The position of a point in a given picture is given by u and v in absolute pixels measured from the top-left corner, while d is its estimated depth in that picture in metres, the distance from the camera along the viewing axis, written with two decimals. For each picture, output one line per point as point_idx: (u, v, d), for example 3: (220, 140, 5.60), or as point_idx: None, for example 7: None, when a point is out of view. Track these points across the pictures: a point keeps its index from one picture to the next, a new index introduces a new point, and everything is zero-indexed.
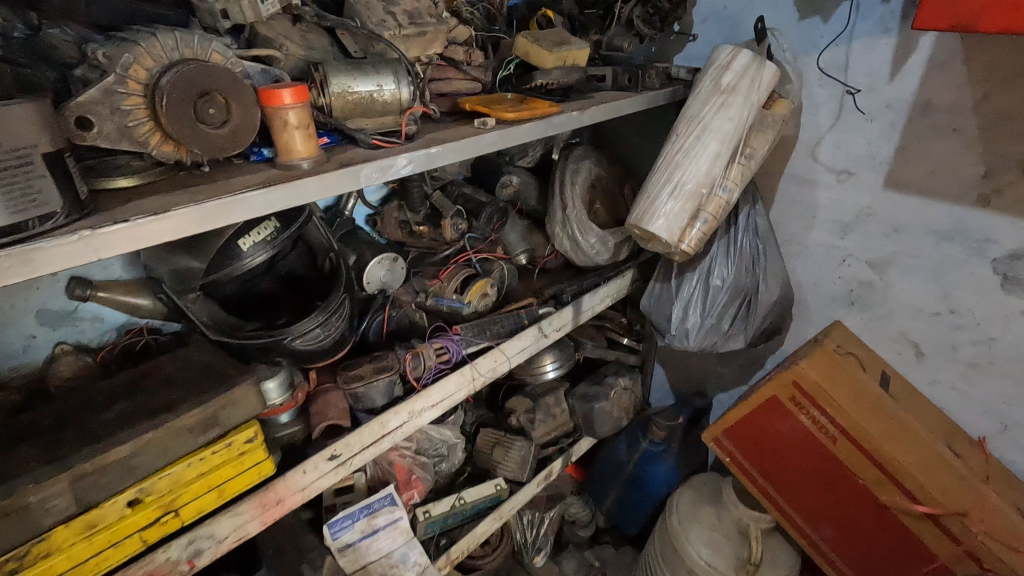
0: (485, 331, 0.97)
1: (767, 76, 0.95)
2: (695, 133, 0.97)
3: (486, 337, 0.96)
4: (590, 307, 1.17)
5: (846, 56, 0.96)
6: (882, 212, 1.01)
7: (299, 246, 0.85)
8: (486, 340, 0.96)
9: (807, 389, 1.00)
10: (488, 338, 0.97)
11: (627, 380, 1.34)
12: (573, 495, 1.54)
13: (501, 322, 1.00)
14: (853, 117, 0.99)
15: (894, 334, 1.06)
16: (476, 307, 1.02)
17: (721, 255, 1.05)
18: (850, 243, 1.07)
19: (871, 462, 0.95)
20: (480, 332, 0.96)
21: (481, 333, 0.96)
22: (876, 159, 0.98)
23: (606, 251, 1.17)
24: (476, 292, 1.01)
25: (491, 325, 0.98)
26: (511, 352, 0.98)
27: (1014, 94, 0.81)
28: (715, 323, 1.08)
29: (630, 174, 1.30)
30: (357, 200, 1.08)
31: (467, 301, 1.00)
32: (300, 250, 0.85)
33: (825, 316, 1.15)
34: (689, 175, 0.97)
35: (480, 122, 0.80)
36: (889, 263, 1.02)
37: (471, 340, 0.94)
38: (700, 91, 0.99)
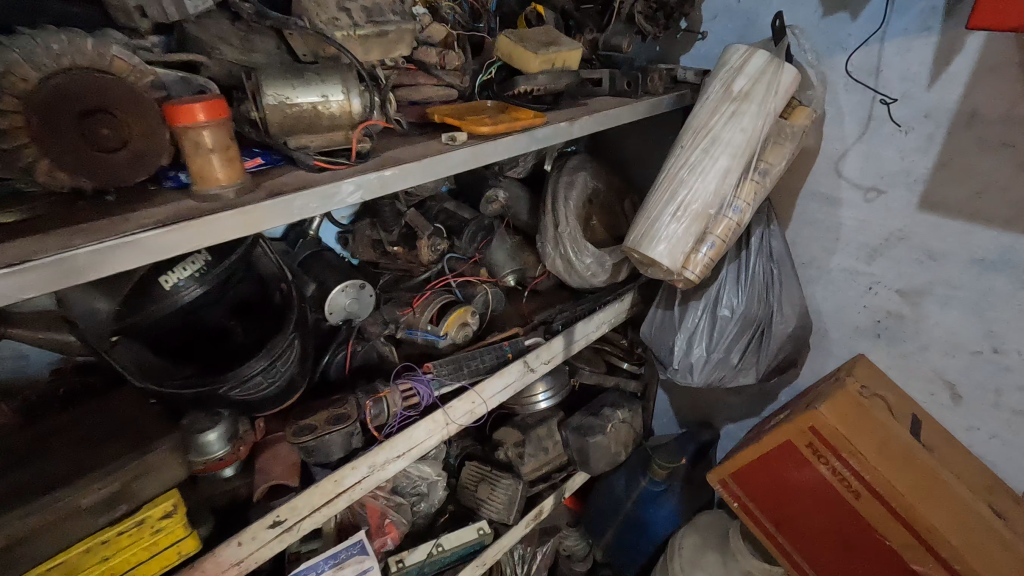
0: (461, 368, 0.86)
1: (786, 80, 0.84)
2: (703, 145, 0.86)
3: (464, 375, 0.86)
4: (584, 335, 1.05)
5: (878, 57, 0.84)
6: (916, 235, 0.88)
7: (250, 273, 0.74)
8: (464, 379, 0.86)
9: (828, 436, 0.88)
10: (466, 376, 0.86)
11: (626, 412, 1.23)
12: (568, 528, 1.38)
13: (481, 357, 0.90)
14: (885, 127, 0.86)
15: (927, 372, 0.94)
16: (455, 340, 0.91)
17: (730, 281, 0.94)
18: (878, 269, 0.94)
19: (900, 523, 0.83)
20: (457, 370, 0.86)
21: (458, 369, 0.86)
22: (910, 176, 0.86)
23: (603, 272, 1.06)
24: (454, 324, 0.89)
25: (468, 360, 0.88)
26: (491, 393, 0.88)
27: None
28: (723, 357, 0.96)
29: (631, 186, 1.18)
30: (325, 217, 0.98)
31: (444, 333, 0.89)
32: (249, 278, 0.74)
33: (847, 349, 1.03)
34: (696, 194, 0.85)
35: (449, 136, 0.69)
36: (923, 294, 0.90)
37: (444, 380, 0.84)
38: (709, 98, 0.87)
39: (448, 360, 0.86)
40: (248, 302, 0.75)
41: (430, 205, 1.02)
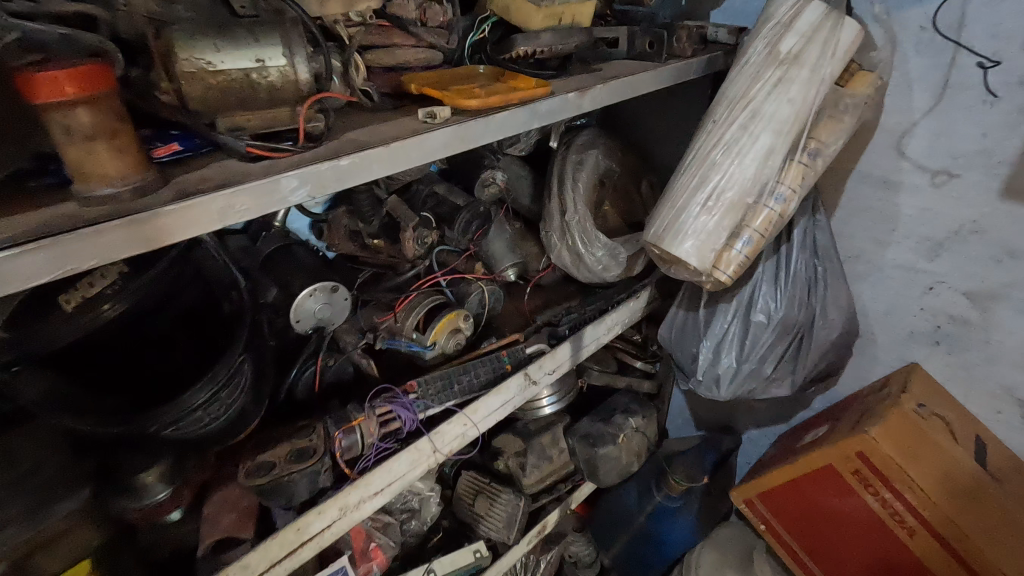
0: (449, 387, 0.74)
1: (845, 39, 0.68)
2: (741, 120, 0.71)
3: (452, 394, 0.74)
4: (594, 340, 0.92)
5: (961, 10, 0.68)
6: (994, 228, 0.73)
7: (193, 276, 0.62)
8: (452, 400, 0.74)
9: (879, 464, 0.76)
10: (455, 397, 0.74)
11: (639, 420, 1.11)
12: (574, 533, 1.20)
13: (473, 371, 0.77)
14: (963, 97, 0.71)
15: (993, 387, 0.81)
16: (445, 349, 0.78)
17: (768, 282, 0.79)
18: (941, 266, 0.80)
19: (963, 567, 0.71)
20: (443, 390, 0.73)
21: (446, 388, 0.74)
22: (992, 157, 0.71)
23: (617, 266, 0.93)
24: (444, 332, 0.77)
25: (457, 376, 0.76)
26: (484, 415, 0.76)
27: None
28: (755, 367, 0.83)
29: (650, 166, 1.03)
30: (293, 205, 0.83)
31: (432, 342, 0.77)
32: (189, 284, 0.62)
33: (896, 356, 0.89)
34: (731, 179, 0.71)
35: (427, 111, 0.54)
36: (996, 298, 0.76)
37: (429, 400, 0.72)
38: (750, 61, 0.72)
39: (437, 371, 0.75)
40: (191, 310, 0.62)
41: (417, 189, 0.88)
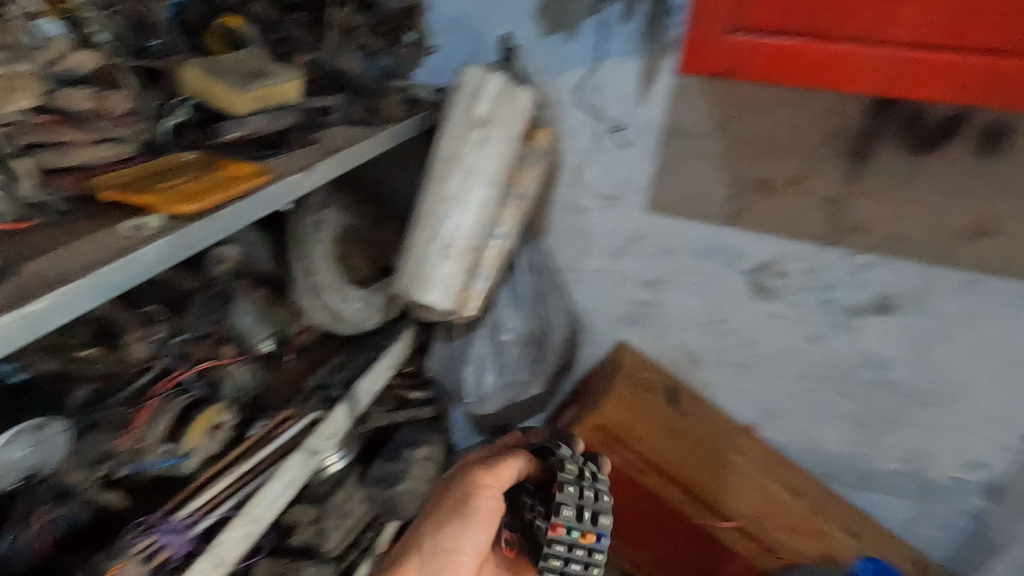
0: (570, 522, 0.69)
1: (522, 104, 0.82)
2: (457, 176, 0.81)
3: (570, 546, 0.69)
4: (367, 391, 0.93)
5: (595, 79, 0.88)
6: (648, 235, 0.99)
7: None
8: (518, 470, 0.77)
9: (612, 429, 0.98)
10: (566, 525, 0.68)
11: (425, 448, 1.19)
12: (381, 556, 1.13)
13: (563, 559, 0.70)
14: (611, 145, 0.93)
15: (673, 345, 1.09)
16: (580, 462, 0.77)
17: (507, 305, 0.94)
18: (625, 266, 1.04)
19: (676, 485, 0.98)
20: (577, 493, 0.71)
21: (598, 498, 0.71)
22: (636, 184, 0.95)
23: (375, 313, 0.98)
24: (561, 449, 0.78)
25: (596, 501, 0.71)
26: (551, 547, 0.69)
27: (747, 121, 0.85)
28: (512, 378, 0.97)
29: (386, 213, 1.09)
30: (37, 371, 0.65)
31: (581, 455, 0.80)
32: None
33: (611, 338, 1.13)
34: (458, 229, 0.81)
35: (133, 225, 0.50)
36: (662, 283, 1.03)
37: (574, 485, 0.71)
38: (453, 124, 0.82)
39: (596, 492, 0.72)
40: None
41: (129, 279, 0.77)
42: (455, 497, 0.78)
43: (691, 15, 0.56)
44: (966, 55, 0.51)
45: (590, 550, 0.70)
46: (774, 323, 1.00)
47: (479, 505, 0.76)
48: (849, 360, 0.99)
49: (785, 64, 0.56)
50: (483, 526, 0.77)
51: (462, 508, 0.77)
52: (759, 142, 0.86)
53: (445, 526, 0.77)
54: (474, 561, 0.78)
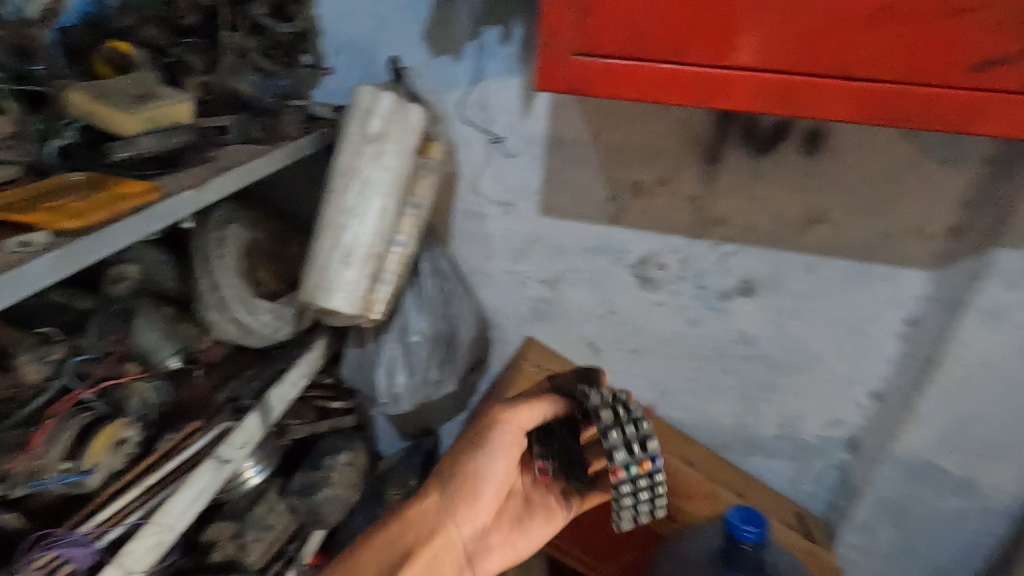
0: (625, 462, 0.68)
1: (413, 119, 0.89)
2: (355, 188, 0.86)
3: (631, 481, 0.70)
4: (281, 401, 0.96)
5: (481, 95, 0.97)
6: (543, 237, 1.08)
7: None
8: (549, 408, 0.76)
9: None
10: (620, 468, 0.68)
11: (348, 454, 1.21)
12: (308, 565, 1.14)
13: (633, 495, 0.71)
14: (501, 156, 1.02)
15: (576, 337, 1.18)
16: (611, 400, 0.71)
17: (413, 308, 1.00)
18: (525, 266, 1.13)
19: None
20: (623, 436, 0.69)
21: (643, 430, 0.69)
22: (528, 190, 1.04)
23: (285, 324, 1.00)
24: (597, 384, 0.76)
25: (637, 432, 0.69)
26: (618, 491, 0.71)
27: (617, 130, 0.95)
28: (424, 377, 1.02)
29: (293, 228, 1.12)
30: None
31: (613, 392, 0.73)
32: None
33: (520, 334, 1.20)
34: (359, 237, 0.86)
35: (18, 242, 0.52)
36: (560, 280, 1.12)
37: (616, 429, 0.69)
38: (348, 140, 0.87)
39: (636, 423, 0.69)
40: None
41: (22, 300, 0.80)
42: (479, 424, 0.80)
43: (541, 41, 0.64)
44: (769, 74, 0.61)
45: (650, 478, 0.70)
46: (659, 310, 1.11)
47: (499, 441, 0.77)
48: (725, 340, 1.12)
49: (623, 82, 0.65)
50: (506, 452, 0.78)
51: (485, 434, 0.78)
52: (629, 148, 0.97)
53: (465, 449, 0.79)
54: (496, 487, 0.80)
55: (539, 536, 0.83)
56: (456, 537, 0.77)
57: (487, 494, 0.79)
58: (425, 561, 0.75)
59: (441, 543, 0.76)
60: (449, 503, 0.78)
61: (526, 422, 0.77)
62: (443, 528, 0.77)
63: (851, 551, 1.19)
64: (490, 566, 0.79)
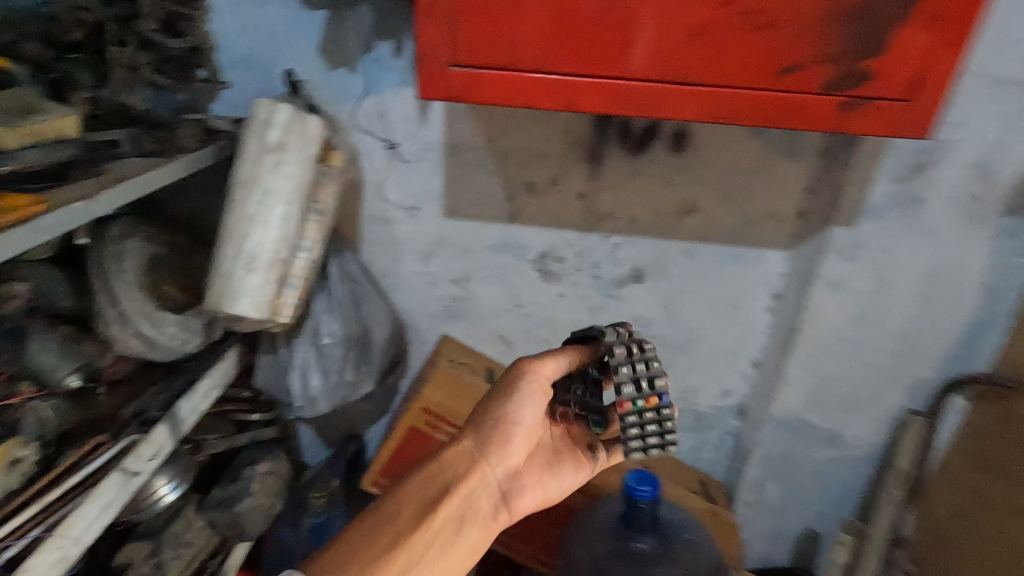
0: (632, 395, 0.72)
1: (312, 129, 0.92)
2: (255, 197, 0.89)
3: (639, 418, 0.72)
4: (190, 412, 0.96)
5: (380, 104, 1.02)
6: (449, 238, 1.15)
7: None
8: (570, 359, 0.80)
9: (435, 407, 1.09)
10: (630, 402, 0.72)
11: (268, 463, 1.21)
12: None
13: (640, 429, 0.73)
14: (402, 162, 1.07)
15: (488, 332, 1.25)
16: (626, 341, 0.76)
17: (324, 311, 1.04)
18: (435, 267, 1.18)
19: None
20: (632, 372, 0.73)
21: (652, 368, 0.73)
22: (431, 194, 1.10)
23: (193, 336, 1.01)
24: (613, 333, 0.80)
25: (648, 370, 0.73)
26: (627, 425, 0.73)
27: (508, 135, 1.03)
28: (339, 378, 1.05)
29: (199, 241, 1.13)
30: None
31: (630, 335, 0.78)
32: None
33: (435, 333, 1.26)
34: (263, 243, 0.89)
35: None
36: (468, 278, 1.19)
37: (626, 365, 0.73)
38: (247, 150, 0.90)
39: (647, 361, 0.73)
40: None
41: None
42: (510, 373, 0.84)
43: (420, 54, 0.71)
44: (623, 81, 0.71)
45: (657, 412, 0.72)
46: (562, 301, 1.20)
47: (526, 387, 0.81)
48: (624, 324, 1.22)
49: (497, 90, 0.72)
50: (535, 397, 0.82)
51: (516, 379, 0.82)
52: (520, 151, 1.05)
53: (496, 397, 0.83)
54: (526, 432, 0.83)
55: (566, 482, 0.86)
56: (490, 477, 0.81)
57: (518, 439, 0.83)
58: (462, 497, 0.78)
59: (475, 481, 0.80)
60: (482, 446, 0.82)
61: (555, 372, 0.81)
62: (478, 469, 0.81)
63: (748, 509, 1.32)
64: (523, 506, 0.82)
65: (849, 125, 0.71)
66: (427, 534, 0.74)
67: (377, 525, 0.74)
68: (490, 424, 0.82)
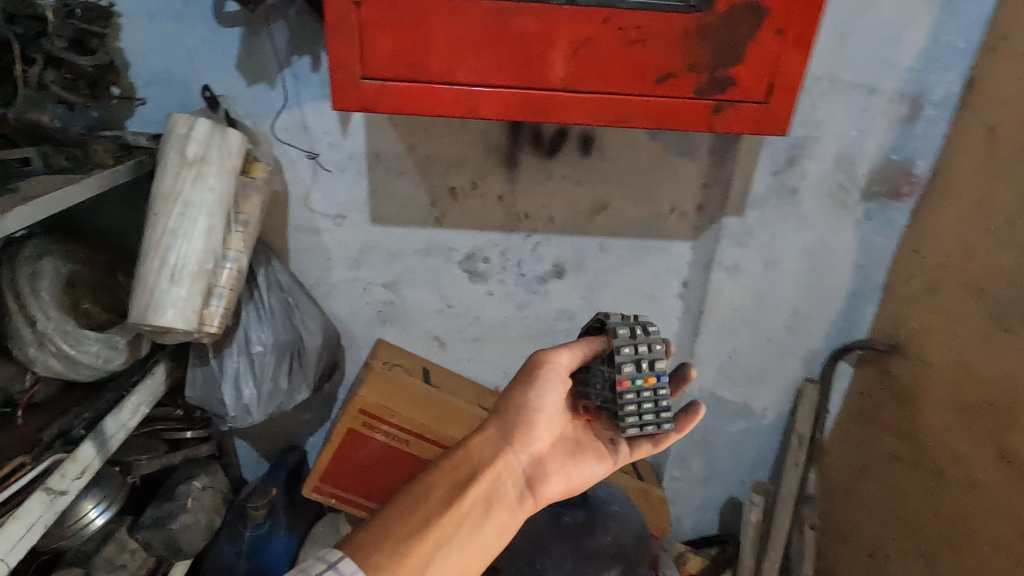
0: (631, 374, 0.78)
1: (233, 143, 0.94)
2: (177, 210, 0.90)
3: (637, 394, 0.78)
4: (117, 429, 0.95)
5: (301, 117, 1.05)
6: (378, 244, 1.19)
7: None
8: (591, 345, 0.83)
9: (371, 409, 1.11)
10: (629, 379, 0.78)
11: (204, 479, 1.21)
12: None
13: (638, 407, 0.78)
14: (326, 172, 1.11)
15: (421, 333, 1.29)
16: (630, 325, 0.83)
17: (253, 320, 1.06)
18: (365, 273, 1.22)
19: (433, 445, 1.13)
20: (632, 352, 0.79)
21: (652, 349, 0.79)
22: (357, 203, 1.14)
23: (118, 353, 0.98)
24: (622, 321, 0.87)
25: (649, 351, 0.79)
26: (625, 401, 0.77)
27: (429, 144, 1.09)
28: (273, 386, 1.08)
29: (119, 258, 1.12)
30: None
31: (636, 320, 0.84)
32: None
33: (370, 338, 1.29)
34: (187, 256, 0.90)
35: None
36: (399, 282, 1.23)
37: (629, 346, 0.79)
38: (167, 164, 0.91)
39: (649, 343, 0.80)
40: None
41: None
42: (529, 364, 0.86)
43: (332, 68, 0.76)
44: (521, 91, 0.78)
45: (655, 392, 0.78)
46: (491, 299, 1.26)
47: (549, 374, 0.83)
48: (550, 318, 1.29)
49: (407, 100, 0.78)
50: (555, 386, 0.84)
51: (535, 369, 0.84)
52: (440, 158, 1.11)
53: (518, 386, 0.85)
54: (549, 420, 0.85)
55: (589, 471, 0.86)
56: (514, 464, 0.81)
57: (541, 426, 0.84)
58: (490, 481, 0.78)
59: (501, 468, 0.80)
60: (505, 434, 0.83)
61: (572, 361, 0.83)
62: (503, 454, 0.81)
63: (675, 483, 1.42)
64: (549, 492, 0.82)
65: (719, 126, 0.81)
66: (458, 513, 0.74)
67: (409, 503, 0.74)
68: (513, 414, 0.84)
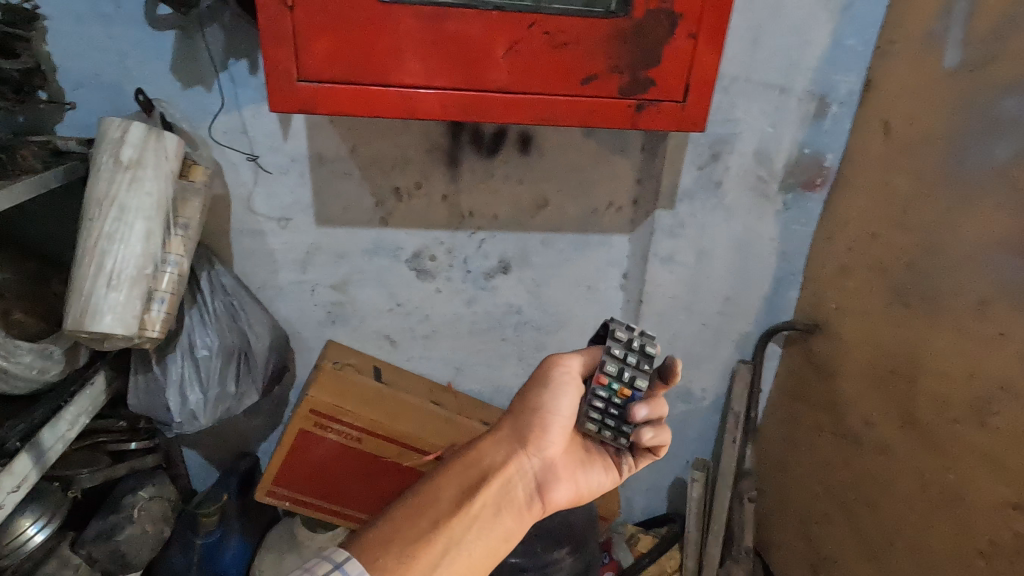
0: (612, 376, 0.84)
1: (170, 146, 0.94)
2: (112, 214, 0.89)
3: (608, 396, 0.84)
4: (55, 440, 0.93)
5: (240, 120, 1.06)
6: (324, 246, 1.20)
7: None
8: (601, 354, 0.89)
9: (324, 408, 1.11)
10: (608, 380, 0.84)
11: (150, 489, 1.18)
12: None
13: (602, 408, 0.85)
14: (269, 174, 1.11)
15: (371, 332, 1.31)
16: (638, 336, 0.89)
17: (197, 325, 1.05)
18: (312, 274, 1.22)
19: (388, 441, 1.15)
20: (624, 359, 0.85)
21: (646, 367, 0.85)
22: (301, 205, 1.15)
23: (53, 363, 0.95)
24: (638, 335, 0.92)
25: (638, 365, 0.85)
26: (594, 396, 0.85)
27: (371, 145, 1.11)
28: (220, 390, 1.07)
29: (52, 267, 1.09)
30: None
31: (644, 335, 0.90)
32: None
33: (319, 339, 1.30)
34: (125, 260, 0.89)
35: None
36: (347, 282, 1.24)
37: (623, 352, 0.86)
38: (100, 169, 0.90)
39: (645, 361, 0.85)
40: None
41: None
42: (543, 367, 0.89)
43: (268, 70, 0.78)
44: (455, 90, 0.82)
45: (623, 400, 0.85)
46: (439, 296, 1.29)
47: (562, 378, 0.86)
48: (498, 313, 1.33)
49: (344, 101, 0.80)
50: (569, 389, 0.86)
51: (548, 372, 0.87)
52: (383, 159, 1.13)
53: (534, 388, 0.87)
54: (565, 425, 0.86)
55: (598, 481, 0.90)
56: (526, 467, 0.84)
57: (558, 429, 0.86)
58: (501, 483, 0.81)
59: (512, 471, 0.83)
60: (519, 438, 0.86)
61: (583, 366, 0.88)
62: (515, 457, 0.84)
63: None
64: (559, 498, 0.85)
65: (643, 123, 0.87)
66: (468, 515, 0.76)
67: (420, 505, 0.77)
68: (526, 418, 0.86)
